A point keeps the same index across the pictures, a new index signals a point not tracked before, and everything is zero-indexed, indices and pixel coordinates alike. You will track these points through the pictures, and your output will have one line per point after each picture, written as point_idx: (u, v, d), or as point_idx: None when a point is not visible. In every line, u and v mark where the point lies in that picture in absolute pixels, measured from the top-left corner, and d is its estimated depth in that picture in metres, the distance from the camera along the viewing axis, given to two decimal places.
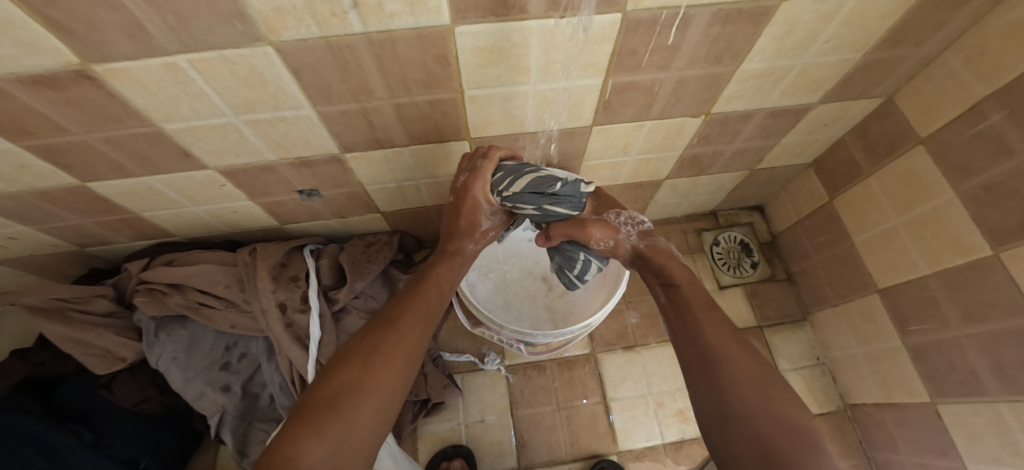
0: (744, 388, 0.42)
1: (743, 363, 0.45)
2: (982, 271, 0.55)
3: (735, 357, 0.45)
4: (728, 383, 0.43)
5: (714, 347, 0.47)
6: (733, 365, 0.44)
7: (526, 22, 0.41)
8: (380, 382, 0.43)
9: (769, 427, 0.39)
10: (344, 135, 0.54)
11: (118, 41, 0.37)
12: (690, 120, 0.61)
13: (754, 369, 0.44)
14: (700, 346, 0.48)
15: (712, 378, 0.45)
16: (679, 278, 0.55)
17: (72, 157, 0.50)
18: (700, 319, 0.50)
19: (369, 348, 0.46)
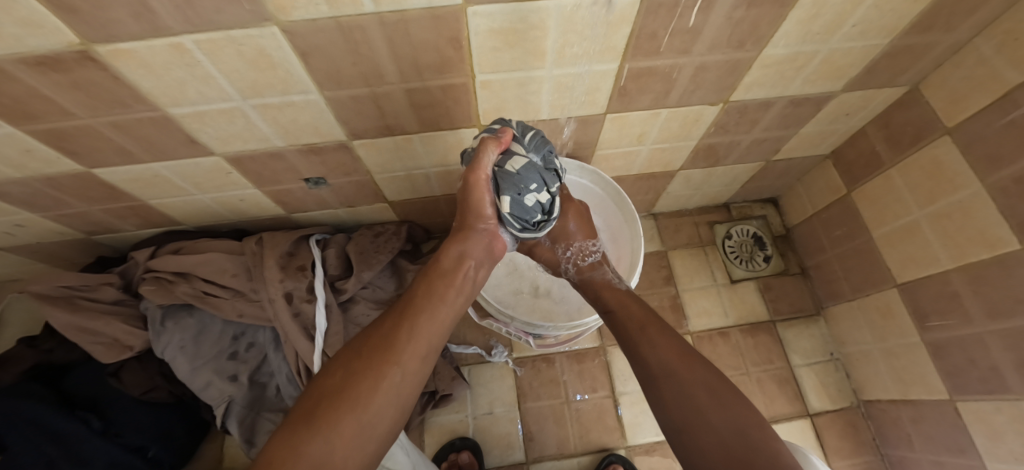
0: (701, 402, 0.43)
1: (690, 373, 0.45)
2: (1007, 265, 0.54)
3: (689, 374, 0.45)
4: (678, 401, 0.44)
5: (664, 362, 0.47)
6: (680, 376, 0.46)
7: (544, 2, 0.39)
8: (369, 395, 0.41)
9: (729, 434, 0.40)
10: (353, 122, 0.52)
11: (123, 19, 0.36)
12: (708, 108, 0.59)
13: (711, 380, 0.44)
14: (652, 364, 0.48)
15: (666, 397, 0.45)
16: (624, 304, 0.55)
17: (78, 142, 0.50)
18: (647, 337, 0.50)
19: (366, 349, 0.43)
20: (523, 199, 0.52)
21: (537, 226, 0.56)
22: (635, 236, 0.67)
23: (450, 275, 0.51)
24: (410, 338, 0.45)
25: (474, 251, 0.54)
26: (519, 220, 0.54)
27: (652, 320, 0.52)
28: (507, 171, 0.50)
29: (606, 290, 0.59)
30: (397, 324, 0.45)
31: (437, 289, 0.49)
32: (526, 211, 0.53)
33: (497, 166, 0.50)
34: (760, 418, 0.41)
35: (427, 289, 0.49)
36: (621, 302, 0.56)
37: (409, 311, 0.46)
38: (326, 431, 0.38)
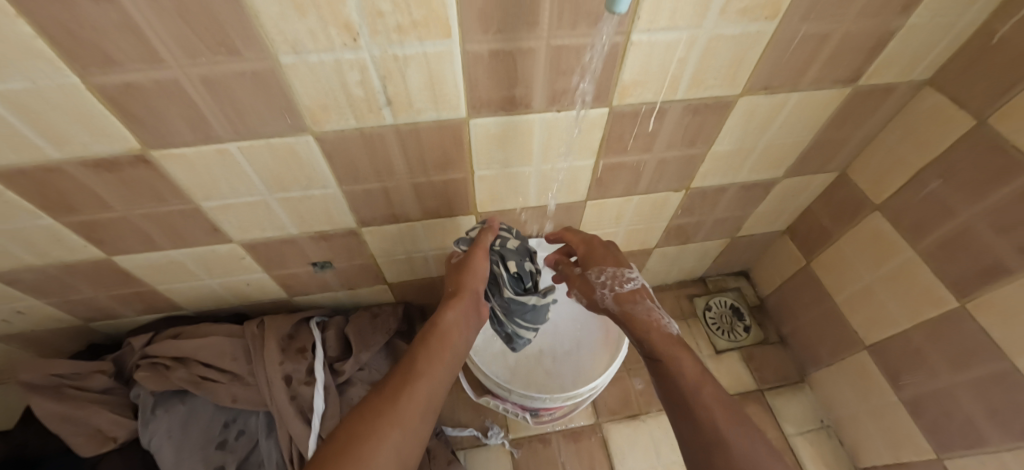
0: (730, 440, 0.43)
1: (727, 433, 0.43)
2: (955, 321, 0.60)
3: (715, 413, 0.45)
4: (704, 436, 0.44)
5: (693, 393, 0.47)
6: (715, 432, 0.44)
7: (530, 115, 0.50)
8: (370, 454, 0.38)
9: None
10: (363, 211, 0.59)
11: (181, 130, 0.44)
12: (673, 193, 0.69)
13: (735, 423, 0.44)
14: (678, 391, 0.48)
15: (693, 429, 0.45)
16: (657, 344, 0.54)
17: (107, 231, 0.55)
18: (681, 367, 0.50)
19: (369, 408, 0.42)
20: (521, 268, 0.60)
21: (531, 296, 0.62)
22: None
23: (447, 335, 0.52)
24: (409, 397, 0.44)
25: (463, 316, 0.55)
26: (516, 286, 0.61)
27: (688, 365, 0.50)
28: (508, 246, 0.60)
29: (638, 324, 0.57)
30: (397, 384, 0.45)
31: (437, 352, 0.50)
32: (522, 279, 0.61)
33: (495, 243, 0.60)
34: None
35: (428, 352, 0.49)
36: (656, 340, 0.54)
37: (409, 371, 0.47)
38: None
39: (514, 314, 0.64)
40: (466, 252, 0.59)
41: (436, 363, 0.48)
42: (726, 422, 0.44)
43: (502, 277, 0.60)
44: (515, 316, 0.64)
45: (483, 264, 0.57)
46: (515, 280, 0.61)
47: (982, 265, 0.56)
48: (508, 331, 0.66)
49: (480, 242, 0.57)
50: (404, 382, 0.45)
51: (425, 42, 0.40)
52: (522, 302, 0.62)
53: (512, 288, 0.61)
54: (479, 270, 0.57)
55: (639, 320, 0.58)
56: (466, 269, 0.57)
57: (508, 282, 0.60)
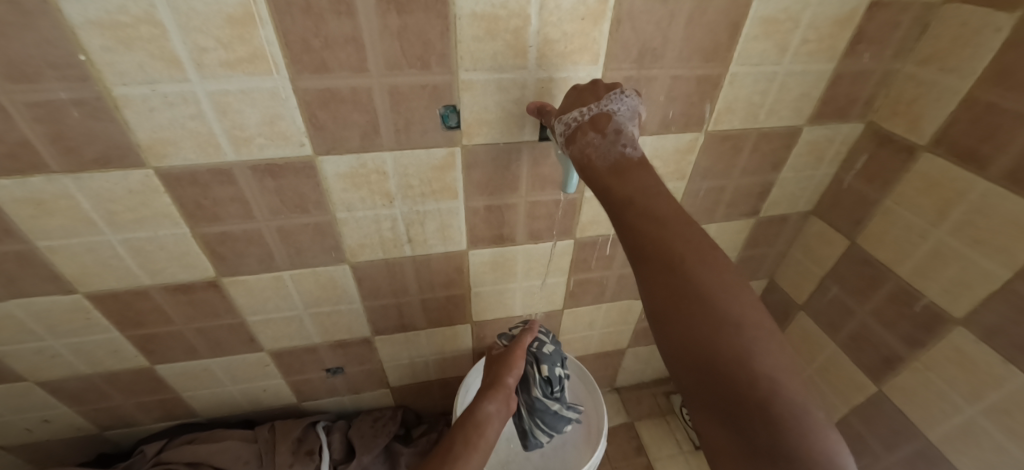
0: (701, 285, 0.31)
1: (684, 261, 0.32)
2: (876, 402, 0.72)
3: (682, 248, 0.32)
4: (658, 288, 0.32)
5: (648, 238, 0.33)
6: (679, 274, 0.32)
7: (515, 246, 0.66)
8: None
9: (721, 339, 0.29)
10: (377, 321, 0.71)
11: (251, 263, 0.59)
12: (635, 300, 0.83)
13: (701, 267, 0.32)
14: (642, 242, 0.34)
15: (650, 284, 0.33)
16: (618, 189, 0.36)
17: (160, 343, 0.65)
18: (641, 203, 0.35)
19: None
20: (552, 371, 0.67)
21: (555, 399, 0.68)
22: (597, 401, 0.78)
23: (483, 426, 0.56)
24: None
25: (499, 406, 0.60)
26: (544, 388, 0.68)
27: (656, 200, 0.35)
28: (543, 350, 0.68)
29: (599, 177, 0.37)
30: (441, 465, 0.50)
31: (473, 440, 0.54)
32: (550, 384, 0.67)
33: (532, 347, 0.69)
34: (750, 322, 0.30)
35: (465, 439, 0.54)
36: (620, 179, 0.36)
37: (455, 453, 0.51)
38: None
39: (535, 413, 0.69)
40: (506, 346, 0.70)
41: (474, 448, 0.53)
42: (683, 251, 0.32)
43: (533, 378, 0.68)
44: (536, 416, 0.69)
45: (519, 362, 0.65)
46: (546, 384, 0.67)
47: (882, 355, 0.70)
48: (524, 427, 0.70)
49: (520, 342, 0.66)
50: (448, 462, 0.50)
51: (440, 202, 0.58)
52: (545, 404, 0.68)
53: (541, 389, 0.68)
54: (518, 367, 0.64)
55: (589, 149, 0.39)
56: (503, 363, 0.65)
57: (538, 383, 0.67)
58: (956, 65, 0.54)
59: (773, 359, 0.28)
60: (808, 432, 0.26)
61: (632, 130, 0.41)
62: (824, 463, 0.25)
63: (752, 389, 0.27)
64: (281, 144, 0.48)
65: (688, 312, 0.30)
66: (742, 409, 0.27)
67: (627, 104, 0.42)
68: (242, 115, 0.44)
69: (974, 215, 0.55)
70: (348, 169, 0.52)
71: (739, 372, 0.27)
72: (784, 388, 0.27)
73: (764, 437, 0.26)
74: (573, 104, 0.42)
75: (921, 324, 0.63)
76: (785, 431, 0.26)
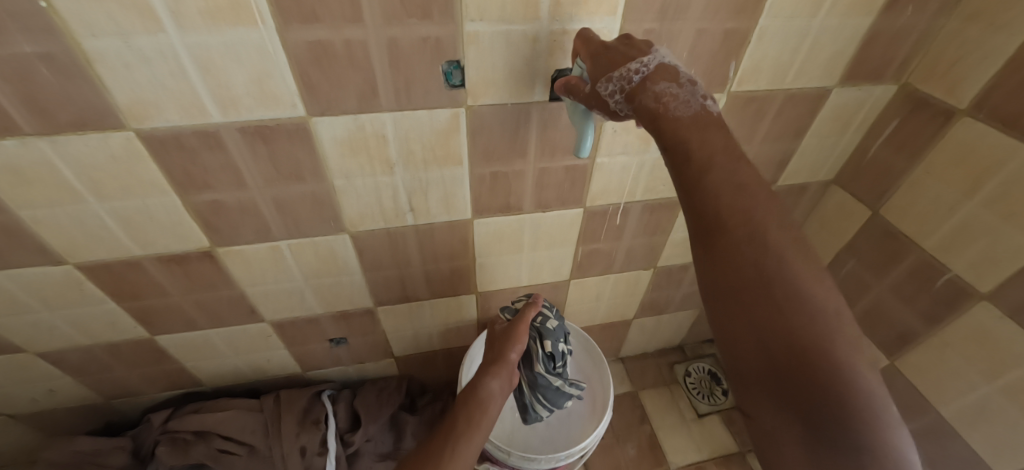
0: (783, 259, 0.29)
1: (768, 237, 0.30)
2: (888, 377, 0.72)
3: (762, 218, 0.30)
4: (733, 261, 0.30)
5: (727, 208, 0.30)
6: (756, 247, 0.30)
7: (522, 215, 0.63)
8: None
9: (799, 323, 0.27)
10: (380, 293, 0.69)
11: (246, 234, 0.56)
12: (643, 272, 0.81)
13: (782, 242, 0.30)
14: (719, 209, 0.31)
15: (721, 257, 0.30)
16: (695, 144, 0.32)
17: (158, 315, 0.63)
18: (717, 164, 0.31)
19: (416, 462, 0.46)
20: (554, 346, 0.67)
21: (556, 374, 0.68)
22: (602, 373, 0.78)
23: (486, 402, 0.55)
24: (456, 455, 0.47)
25: (502, 382, 0.58)
26: (546, 363, 0.67)
27: (736, 163, 0.32)
28: (546, 325, 0.68)
29: (678, 128, 0.32)
30: (443, 441, 0.49)
31: (476, 416, 0.53)
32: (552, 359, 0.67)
33: (535, 322, 0.69)
34: (830, 303, 0.28)
35: (465, 419, 0.52)
36: (695, 134, 0.32)
37: (457, 429, 0.50)
38: None
39: (537, 388, 0.68)
40: (509, 319, 0.69)
41: (477, 424, 0.52)
42: (764, 224, 0.30)
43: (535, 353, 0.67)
44: (537, 390, 0.68)
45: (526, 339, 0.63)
46: (547, 358, 0.67)
47: (897, 331, 0.69)
48: (525, 401, 0.69)
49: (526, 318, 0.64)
50: (451, 438, 0.49)
51: (443, 169, 0.54)
52: (547, 380, 0.67)
53: (543, 364, 0.67)
54: (521, 342, 0.62)
55: (654, 97, 0.33)
56: (506, 339, 0.63)
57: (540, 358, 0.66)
58: (1006, 19, 0.49)
59: (854, 343, 0.27)
60: (883, 427, 0.25)
61: (698, 81, 0.36)
62: (892, 457, 0.24)
63: (832, 377, 0.26)
64: (272, 106, 0.44)
65: (762, 296, 0.29)
66: (817, 397, 0.26)
67: (669, 57, 0.38)
68: (227, 73, 0.40)
69: (1010, 186, 0.52)
70: (345, 133, 0.48)
71: (814, 356, 0.26)
72: (863, 374, 0.26)
73: (837, 427, 0.25)
74: (619, 56, 0.36)
75: (942, 299, 0.61)
76: (860, 424, 0.25)
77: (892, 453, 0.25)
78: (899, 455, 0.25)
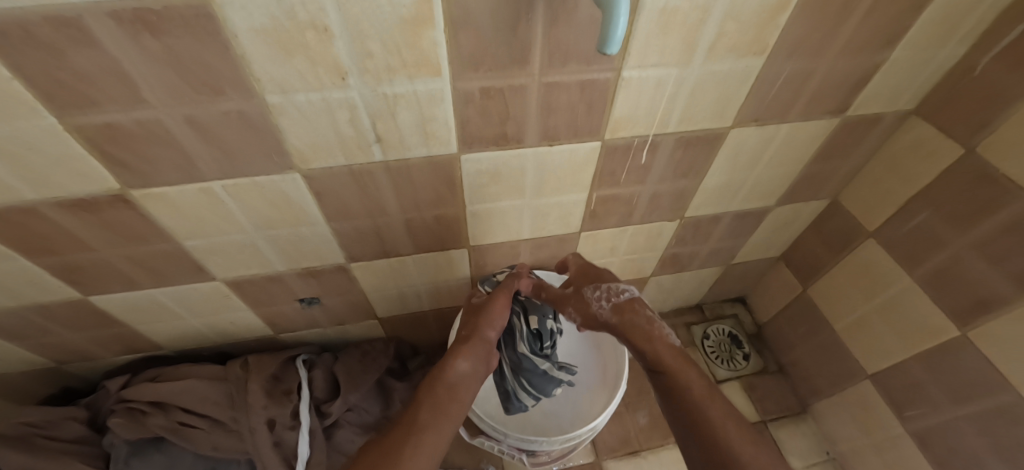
0: (688, 381, 0.48)
1: (673, 374, 0.49)
2: (952, 353, 0.59)
3: (665, 354, 0.51)
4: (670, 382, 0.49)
5: (657, 351, 0.52)
6: (669, 369, 0.50)
7: (522, 150, 0.49)
8: None
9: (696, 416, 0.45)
10: (352, 247, 0.57)
11: (165, 172, 0.43)
12: (667, 224, 0.68)
13: (674, 360, 0.50)
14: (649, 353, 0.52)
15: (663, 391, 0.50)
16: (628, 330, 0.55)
17: (86, 273, 0.52)
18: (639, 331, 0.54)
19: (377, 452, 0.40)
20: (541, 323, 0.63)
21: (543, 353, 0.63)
22: (616, 343, 0.69)
23: (457, 388, 0.49)
24: (419, 446, 0.41)
25: (475, 363, 0.53)
26: (533, 343, 0.62)
27: (642, 331, 0.54)
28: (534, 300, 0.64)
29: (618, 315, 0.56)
30: (406, 431, 0.43)
31: (446, 402, 0.47)
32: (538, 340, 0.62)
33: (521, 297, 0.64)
34: (714, 391, 0.47)
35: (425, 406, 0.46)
36: (640, 319, 0.56)
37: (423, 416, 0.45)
38: None
39: (521, 373, 0.62)
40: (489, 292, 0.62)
41: (448, 411, 0.46)
42: (670, 362, 0.50)
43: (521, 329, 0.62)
44: (523, 376, 0.62)
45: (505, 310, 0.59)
46: (531, 339, 0.62)
47: (978, 296, 0.55)
48: (508, 388, 0.63)
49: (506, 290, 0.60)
50: (417, 425, 0.43)
51: (415, 81, 0.40)
52: (533, 362, 0.62)
53: (528, 345, 0.62)
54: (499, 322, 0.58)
55: None
56: (481, 315, 0.58)
57: (521, 338, 0.62)
58: None
59: (729, 422, 0.43)
60: None
61: None
62: None
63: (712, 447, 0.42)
64: None
65: (687, 411, 0.46)
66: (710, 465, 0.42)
67: None
68: None
69: None
70: (268, 22, 0.32)
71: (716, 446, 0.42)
72: (731, 442, 0.42)
73: None
74: None
75: None
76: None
77: None
78: None
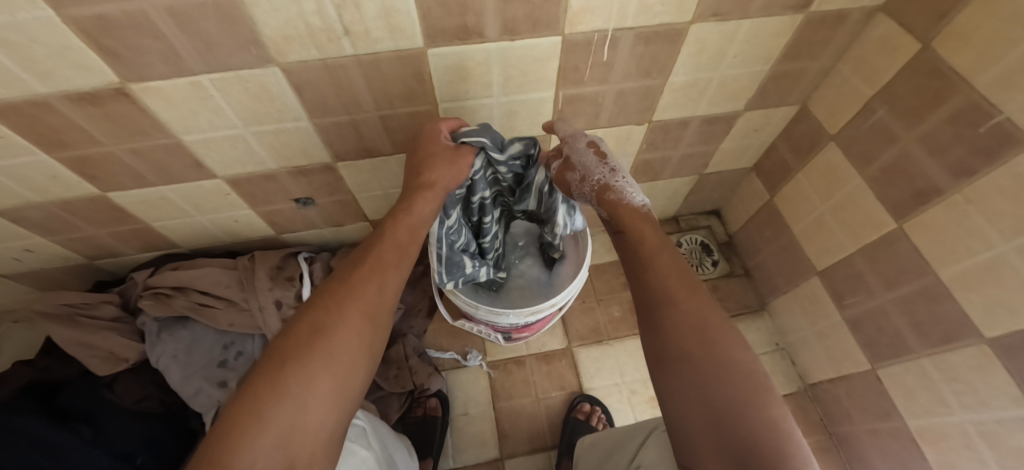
0: (658, 259, 0.50)
1: (637, 244, 0.52)
2: (891, 241, 0.63)
3: (647, 233, 0.53)
4: (653, 262, 0.50)
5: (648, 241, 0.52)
6: (647, 237, 0.53)
7: (485, 44, 0.52)
8: (334, 342, 0.40)
9: (658, 274, 0.48)
10: (337, 145, 0.62)
11: (154, 63, 0.45)
12: (635, 127, 0.72)
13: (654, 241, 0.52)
14: (641, 239, 0.53)
15: (635, 250, 0.52)
16: (625, 217, 0.56)
17: (99, 167, 0.57)
18: (637, 228, 0.54)
19: (320, 302, 0.43)
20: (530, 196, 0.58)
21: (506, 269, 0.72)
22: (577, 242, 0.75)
23: (403, 245, 0.50)
24: (360, 293, 0.44)
25: (422, 213, 0.51)
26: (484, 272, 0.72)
27: (627, 213, 0.56)
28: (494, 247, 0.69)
29: (615, 205, 0.57)
30: (356, 287, 0.44)
31: (383, 266, 0.47)
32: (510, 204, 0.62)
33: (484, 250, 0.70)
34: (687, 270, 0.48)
35: (342, 299, 0.43)
36: (629, 216, 0.56)
37: (356, 279, 0.45)
38: (286, 374, 0.36)
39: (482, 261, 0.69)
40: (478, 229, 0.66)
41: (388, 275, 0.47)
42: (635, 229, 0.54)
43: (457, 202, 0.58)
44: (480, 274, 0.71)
45: (451, 180, 0.52)
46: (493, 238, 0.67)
47: (918, 188, 0.59)
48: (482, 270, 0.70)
49: (459, 164, 0.52)
50: (352, 286, 0.44)
51: None
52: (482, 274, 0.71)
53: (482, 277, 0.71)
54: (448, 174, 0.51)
55: (624, 207, 0.56)
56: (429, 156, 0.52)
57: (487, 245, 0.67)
58: None
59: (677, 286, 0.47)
60: (691, 341, 0.42)
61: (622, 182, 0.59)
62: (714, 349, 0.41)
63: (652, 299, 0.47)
64: None
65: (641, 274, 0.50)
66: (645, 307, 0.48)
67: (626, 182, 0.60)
68: None
69: None
70: None
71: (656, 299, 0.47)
72: (687, 309, 0.45)
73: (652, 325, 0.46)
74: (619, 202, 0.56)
75: (982, 148, 0.50)
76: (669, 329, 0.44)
77: (703, 353, 0.41)
78: (723, 356, 0.40)
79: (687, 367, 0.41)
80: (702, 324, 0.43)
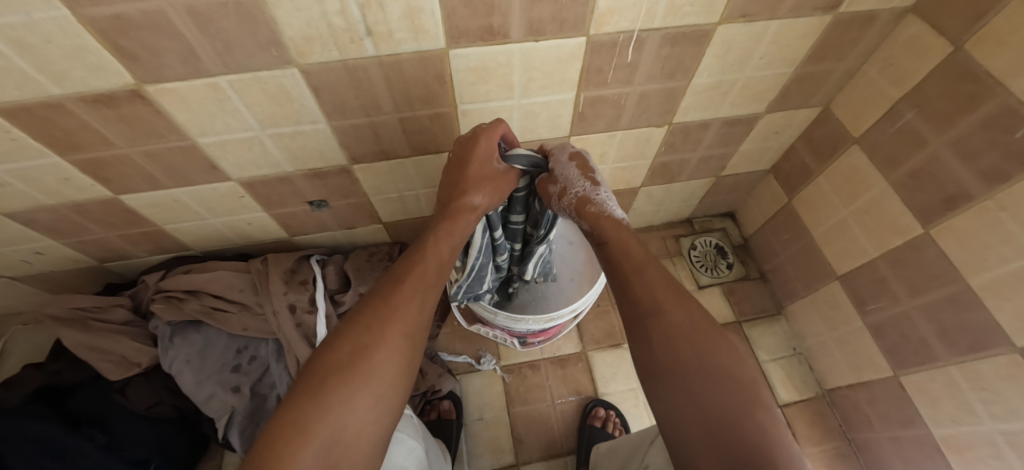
0: (646, 274, 0.45)
1: (624, 257, 0.48)
2: (918, 247, 0.62)
3: (630, 245, 0.49)
4: (636, 278, 0.45)
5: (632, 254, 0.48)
6: (625, 250, 0.48)
7: (509, 45, 0.50)
8: (376, 360, 0.39)
9: (643, 291, 0.44)
10: (353, 147, 0.61)
11: (172, 64, 0.44)
12: (655, 129, 0.71)
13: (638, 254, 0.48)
14: (620, 253, 0.48)
15: (614, 265, 0.48)
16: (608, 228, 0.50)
17: (113, 170, 0.56)
18: (619, 238, 0.50)
19: (361, 318, 0.42)
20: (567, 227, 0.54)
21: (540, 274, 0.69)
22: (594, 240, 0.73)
23: (442, 263, 0.49)
24: (402, 310, 0.43)
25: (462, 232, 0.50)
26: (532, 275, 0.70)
27: (608, 225, 0.51)
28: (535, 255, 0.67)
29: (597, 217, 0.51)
30: (398, 304, 0.43)
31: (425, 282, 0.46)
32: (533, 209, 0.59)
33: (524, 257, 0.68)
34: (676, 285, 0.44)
35: (384, 317, 0.42)
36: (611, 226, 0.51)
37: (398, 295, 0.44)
38: (329, 395, 0.36)
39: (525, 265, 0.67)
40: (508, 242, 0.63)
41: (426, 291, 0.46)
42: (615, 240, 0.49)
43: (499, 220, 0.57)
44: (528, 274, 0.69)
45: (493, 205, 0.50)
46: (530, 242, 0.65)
47: (947, 194, 0.57)
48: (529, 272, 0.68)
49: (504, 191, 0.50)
50: (393, 302, 0.43)
51: None
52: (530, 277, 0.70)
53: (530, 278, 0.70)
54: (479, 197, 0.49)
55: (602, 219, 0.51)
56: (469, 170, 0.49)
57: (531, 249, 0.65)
58: None
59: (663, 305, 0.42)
60: (685, 363, 0.38)
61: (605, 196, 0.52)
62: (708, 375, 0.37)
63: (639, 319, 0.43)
64: None
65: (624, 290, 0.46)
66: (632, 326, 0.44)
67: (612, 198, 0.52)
68: None
69: None
70: None
71: (642, 320, 0.43)
72: (677, 332, 0.40)
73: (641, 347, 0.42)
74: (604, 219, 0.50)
75: (1017, 154, 0.49)
76: (659, 355, 0.40)
77: (699, 380, 0.37)
78: (719, 383, 0.37)
79: (675, 396, 0.38)
80: (696, 348, 0.39)
